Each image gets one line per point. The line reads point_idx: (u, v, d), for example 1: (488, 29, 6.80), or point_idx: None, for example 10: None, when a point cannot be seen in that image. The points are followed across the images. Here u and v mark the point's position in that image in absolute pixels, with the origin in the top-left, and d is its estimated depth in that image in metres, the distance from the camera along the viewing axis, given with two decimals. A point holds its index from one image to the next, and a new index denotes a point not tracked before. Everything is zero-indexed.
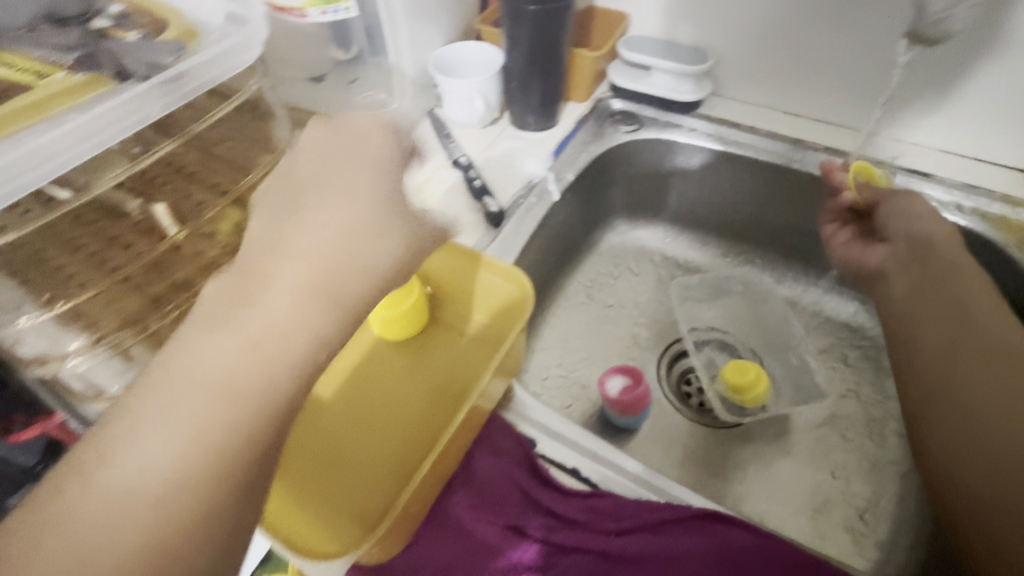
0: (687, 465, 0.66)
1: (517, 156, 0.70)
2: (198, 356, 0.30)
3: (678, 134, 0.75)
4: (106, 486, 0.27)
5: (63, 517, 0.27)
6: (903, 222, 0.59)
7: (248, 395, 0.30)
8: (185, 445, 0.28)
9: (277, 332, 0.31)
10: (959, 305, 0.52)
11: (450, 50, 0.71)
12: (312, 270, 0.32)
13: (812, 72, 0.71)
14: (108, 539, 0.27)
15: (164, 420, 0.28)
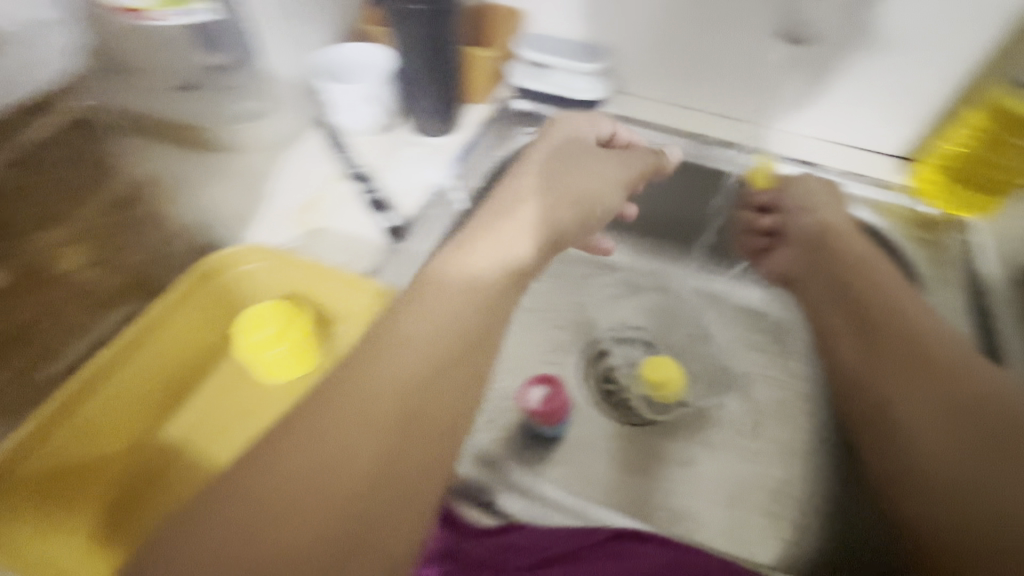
0: (609, 467, 0.64)
1: (414, 165, 0.64)
2: (456, 267, 0.37)
3: (580, 134, 0.72)
4: (398, 345, 0.31)
5: (377, 368, 0.30)
6: (801, 217, 0.63)
7: (476, 299, 0.35)
8: (446, 321, 0.33)
9: (521, 251, 0.40)
10: (874, 299, 0.52)
11: (332, 53, 0.65)
12: (528, 214, 0.43)
13: (702, 68, 0.69)
14: (388, 397, 0.29)
15: (435, 298, 0.34)
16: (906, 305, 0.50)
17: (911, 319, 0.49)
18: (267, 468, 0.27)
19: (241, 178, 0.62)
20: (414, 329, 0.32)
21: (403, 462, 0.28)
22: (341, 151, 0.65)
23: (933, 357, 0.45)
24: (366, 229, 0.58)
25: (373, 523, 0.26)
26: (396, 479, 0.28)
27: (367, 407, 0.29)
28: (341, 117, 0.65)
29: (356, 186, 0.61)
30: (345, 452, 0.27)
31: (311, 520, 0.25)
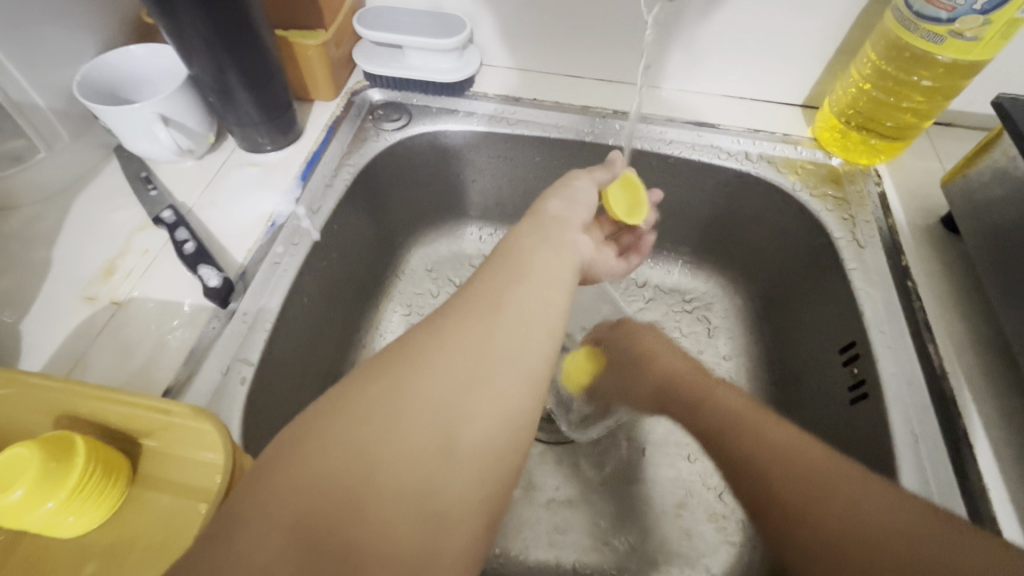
0: (543, 499, 0.58)
1: (248, 193, 0.53)
2: (517, 250, 0.39)
3: (454, 122, 0.62)
4: (477, 306, 0.33)
5: (463, 326, 0.32)
6: (640, 366, 0.49)
7: (546, 275, 0.38)
8: (522, 287, 0.35)
9: (567, 245, 0.42)
10: (721, 446, 0.38)
11: (110, 63, 0.49)
12: (563, 212, 0.45)
13: (578, 29, 0.60)
14: (478, 352, 0.31)
15: (507, 270, 0.37)
16: (747, 440, 0.36)
17: (754, 436, 0.36)
18: (369, 401, 0.27)
19: (15, 247, 0.48)
20: (491, 271, 0.36)
21: (497, 365, 0.31)
22: (148, 188, 0.50)
23: (785, 491, 0.32)
24: (189, 290, 0.45)
25: (466, 408, 0.29)
26: (490, 374, 0.30)
27: (467, 323, 0.32)
28: (136, 146, 0.50)
29: (166, 235, 0.47)
30: (452, 356, 0.30)
31: (423, 408, 0.28)
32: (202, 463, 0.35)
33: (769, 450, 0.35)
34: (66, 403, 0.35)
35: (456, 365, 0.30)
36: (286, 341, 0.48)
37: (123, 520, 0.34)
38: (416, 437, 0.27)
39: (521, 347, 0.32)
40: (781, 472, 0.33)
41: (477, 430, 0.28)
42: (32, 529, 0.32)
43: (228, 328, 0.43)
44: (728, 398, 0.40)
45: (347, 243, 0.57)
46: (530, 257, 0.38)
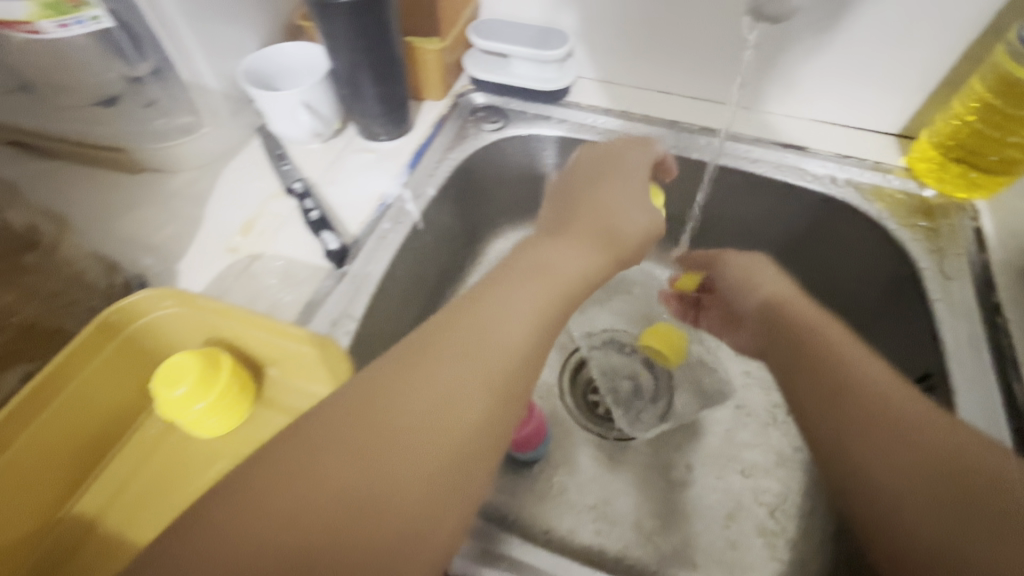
0: (591, 488, 0.60)
1: (364, 174, 0.60)
2: (516, 277, 0.38)
3: (547, 127, 0.66)
4: (469, 339, 0.33)
5: (447, 358, 0.32)
6: (745, 293, 0.53)
7: (545, 307, 0.37)
8: (515, 321, 0.35)
9: (581, 267, 0.41)
10: (820, 383, 0.41)
11: (266, 55, 0.58)
12: (582, 232, 0.44)
13: (674, 49, 0.63)
14: (456, 388, 0.31)
15: (506, 298, 0.36)
16: (857, 383, 0.39)
17: (863, 392, 0.39)
18: (341, 436, 0.28)
19: (174, 202, 0.57)
20: (487, 302, 0.36)
21: (470, 406, 0.31)
22: (282, 164, 0.59)
23: (886, 442, 0.36)
24: (309, 251, 0.53)
25: (432, 451, 0.28)
26: (463, 412, 0.30)
27: (452, 359, 0.32)
28: (278, 127, 0.59)
29: (295, 203, 0.55)
30: (428, 388, 0.30)
31: (397, 451, 0.28)
32: (316, 390, 0.41)
33: (873, 400, 0.38)
34: (219, 325, 0.42)
35: (427, 403, 0.30)
36: (383, 307, 0.54)
37: (246, 432, 0.41)
38: (376, 475, 0.27)
39: (498, 386, 0.32)
40: (882, 426, 0.36)
41: (443, 471, 0.28)
42: (183, 425, 0.39)
43: (339, 287, 0.50)
44: (844, 351, 0.42)
45: (440, 230, 0.64)
46: (529, 284, 0.38)
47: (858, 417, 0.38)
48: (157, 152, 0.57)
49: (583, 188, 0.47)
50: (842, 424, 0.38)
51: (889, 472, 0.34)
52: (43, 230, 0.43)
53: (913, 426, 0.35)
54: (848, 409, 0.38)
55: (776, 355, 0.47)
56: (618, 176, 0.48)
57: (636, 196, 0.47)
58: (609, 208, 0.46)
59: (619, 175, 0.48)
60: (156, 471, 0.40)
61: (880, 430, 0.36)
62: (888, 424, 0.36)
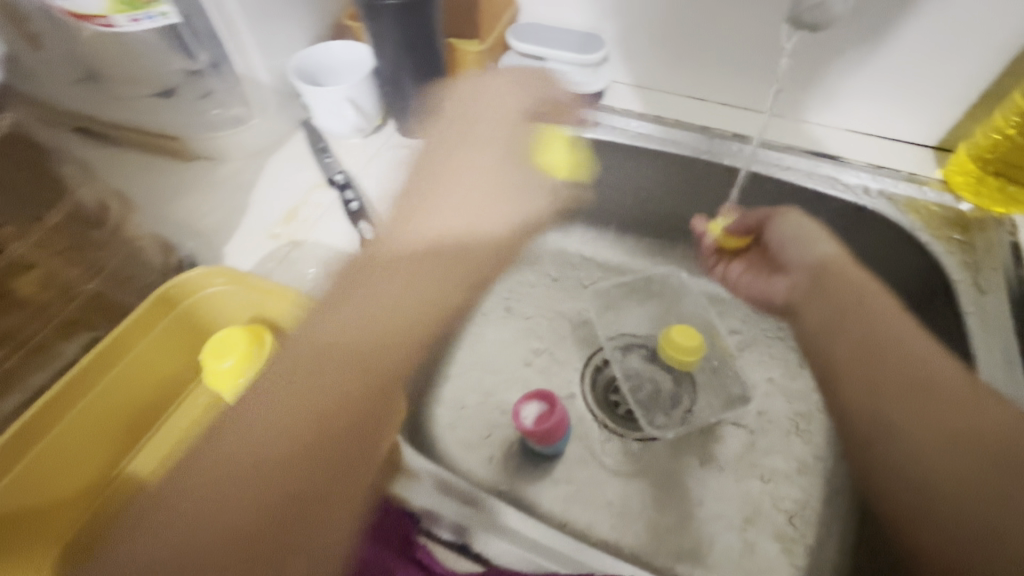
0: (610, 486, 0.61)
1: (401, 168, 0.62)
2: (332, 320, 0.43)
3: (579, 129, 0.68)
4: (251, 405, 0.38)
5: (252, 409, 0.39)
6: (799, 250, 0.52)
7: (367, 358, 0.42)
8: (307, 376, 0.40)
9: (398, 315, 0.45)
10: (863, 360, 0.46)
11: (313, 52, 0.61)
12: (422, 263, 0.50)
13: (710, 56, 0.64)
14: (279, 426, 0.38)
15: (316, 354, 0.42)
16: (899, 354, 0.45)
17: (908, 366, 0.44)
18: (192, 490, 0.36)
19: (222, 190, 0.60)
20: (343, 299, 0.45)
21: (320, 407, 0.39)
22: (324, 156, 0.61)
23: (902, 405, 0.43)
24: (347, 240, 0.55)
25: (259, 488, 0.36)
26: (260, 462, 0.37)
27: (235, 428, 0.38)
28: (324, 121, 0.62)
29: (335, 194, 0.58)
30: (249, 441, 0.37)
31: (205, 488, 0.36)
32: None
33: (910, 373, 0.44)
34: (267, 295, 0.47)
35: (308, 410, 0.39)
36: None
37: None
38: (293, 460, 0.37)
39: (286, 432, 0.38)
40: (915, 396, 0.43)
41: (315, 457, 0.38)
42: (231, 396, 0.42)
43: None
44: (895, 324, 0.46)
45: None
46: (337, 332, 0.43)
47: (903, 390, 0.44)
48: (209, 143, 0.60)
49: (440, 174, 0.59)
50: (875, 396, 0.45)
51: (913, 435, 0.42)
52: (108, 211, 0.47)
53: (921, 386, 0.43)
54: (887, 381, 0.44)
55: (813, 328, 0.51)
56: (397, 221, 0.52)
57: (524, 173, 0.59)
58: (404, 246, 0.51)
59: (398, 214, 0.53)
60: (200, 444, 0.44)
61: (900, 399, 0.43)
62: (905, 390, 0.43)
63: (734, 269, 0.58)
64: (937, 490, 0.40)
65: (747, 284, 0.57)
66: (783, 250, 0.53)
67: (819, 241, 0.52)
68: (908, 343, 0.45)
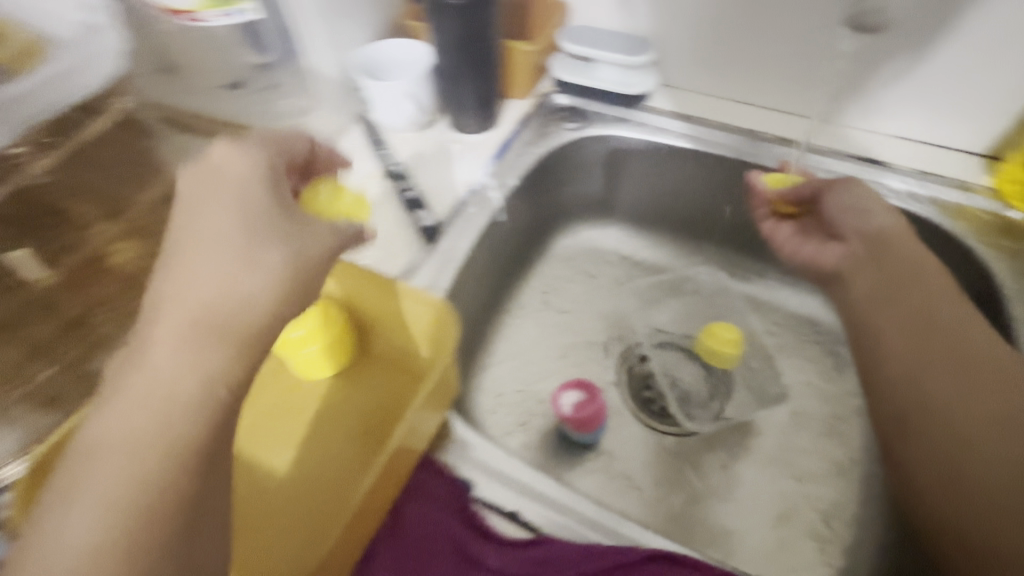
0: (645, 478, 0.62)
1: (453, 161, 0.65)
2: (161, 359, 0.30)
3: (624, 130, 0.70)
4: (90, 445, 0.28)
5: (77, 481, 0.27)
6: (856, 218, 0.52)
7: (208, 393, 0.30)
8: (152, 404, 0.29)
9: (232, 304, 0.32)
10: (911, 328, 0.46)
11: (375, 48, 0.64)
12: (216, 292, 0.32)
13: (758, 59, 0.66)
14: (114, 489, 0.27)
15: (139, 386, 0.30)
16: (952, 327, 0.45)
17: (958, 337, 0.44)
18: None
19: None
20: (135, 363, 0.30)
21: (151, 456, 0.28)
22: (380, 148, 0.64)
23: (951, 374, 0.43)
24: (402, 226, 0.58)
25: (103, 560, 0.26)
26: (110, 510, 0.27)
27: (71, 494, 0.27)
28: (381, 114, 0.65)
29: (392, 184, 0.61)
30: (87, 509, 0.27)
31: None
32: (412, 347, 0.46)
33: (962, 344, 0.44)
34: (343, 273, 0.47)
35: (134, 481, 0.27)
36: (464, 283, 0.58)
37: (344, 378, 0.46)
38: (146, 528, 0.27)
39: (137, 468, 0.28)
40: (966, 365, 0.43)
41: (173, 504, 0.28)
42: (298, 363, 0.45)
43: (429, 261, 0.55)
44: (951, 307, 0.46)
45: (515, 220, 0.68)
46: (159, 368, 0.30)
47: (950, 359, 0.43)
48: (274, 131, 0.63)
49: (206, 226, 0.33)
50: (920, 364, 0.44)
51: (957, 401, 0.42)
52: None
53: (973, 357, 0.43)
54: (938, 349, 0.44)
55: (858, 298, 0.50)
56: (195, 217, 0.34)
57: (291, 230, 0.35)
58: (213, 246, 0.33)
59: (208, 196, 0.35)
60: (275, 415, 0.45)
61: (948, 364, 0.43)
62: (955, 359, 0.43)
63: (784, 229, 0.59)
64: (979, 468, 0.40)
65: (795, 246, 0.58)
66: (841, 219, 0.53)
67: (881, 211, 0.52)
68: (960, 326, 0.45)
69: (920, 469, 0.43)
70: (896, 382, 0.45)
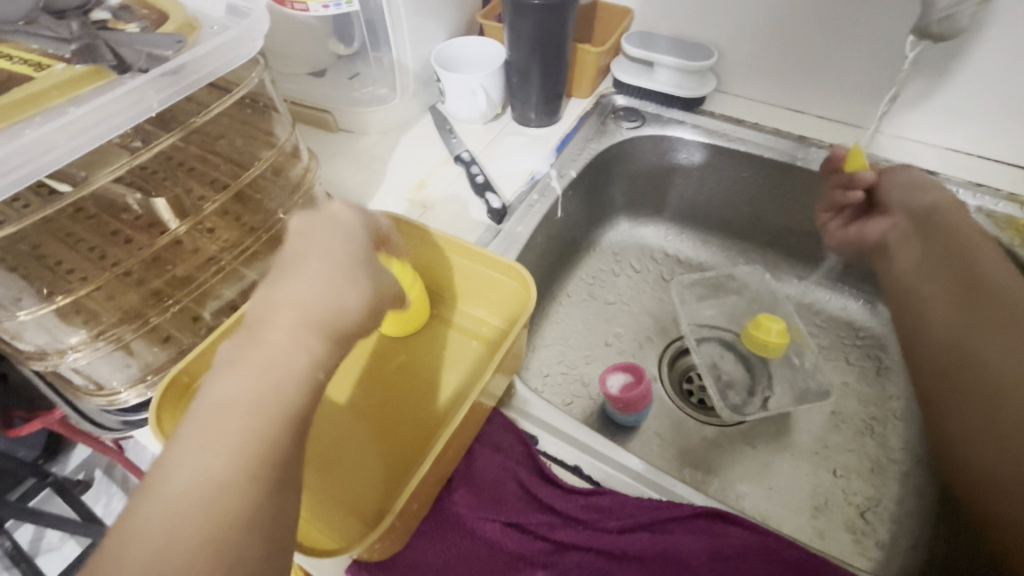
0: (685, 462, 0.64)
1: (518, 152, 0.69)
2: (271, 338, 0.33)
3: (680, 131, 0.73)
4: (207, 405, 0.32)
5: (195, 432, 0.31)
6: (906, 194, 0.56)
7: (307, 369, 0.33)
8: (258, 377, 0.32)
9: (331, 303, 0.35)
10: (955, 287, 0.49)
11: (452, 45, 0.71)
12: (317, 292, 0.35)
13: (814, 70, 0.69)
14: (229, 438, 0.31)
15: (248, 359, 0.33)
16: (997, 288, 0.47)
17: (1004, 294, 0.47)
18: (142, 519, 0.29)
19: (363, 157, 0.69)
20: (243, 348, 0.33)
21: (265, 417, 0.31)
22: (451, 137, 0.69)
23: (990, 327, 0.46)
24: (472, 207, 0.63)
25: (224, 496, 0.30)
26: (225, 458, 0.30)
27: (193, 442, 0.31)
28: (454, 105, 0.70)
29: (462, 169, 0.66)
30: (207, 455, 0.30)
31: (167, 506, 0.29)
32: (483, 314, 0.51)
33: (1009, 301, 0.46)
34: (431, 239, 0.50)
35: (252, 436, 0.31)
36: (524, 263, 0.63)
37: (421, 338, 0.51)
38: (252, 483, 0.30)
39: (250, 424, 0.31)
40: (1006, 318, 0.46)
41: (275, 467, 0.31)
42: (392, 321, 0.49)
43: (494, 240, 0.59)
44: (995, 268, 0.48)
45: (571, 210, 0.72)
46: (267, 346, 0.33)
47: (997, 317, 0.46)
48: (354, 116, 0.69)
49: (312, 243, 0.37)
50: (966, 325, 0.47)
51: (996, 358, 0.45)
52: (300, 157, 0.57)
53: (1014, 315, 0.45)
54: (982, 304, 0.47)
55: (907, 258, 0.54)
56: (302, 240, 0.37)
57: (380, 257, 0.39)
58: (319, 257, 0.36)
59: (314, 220, 0.39)
60: (373, 369, 0.49)
61: (989, 325, 0.46)
62: (998, 320, 0.46)
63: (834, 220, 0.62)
64: (1010, 417, 0.43)
65: (840, 232, 0.61)
66: (889, 194, 0.57)
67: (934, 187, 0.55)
68: (1010, 287, 0.47)
69: (954, 432, 0.46)
70: (937, 348, 0.49)
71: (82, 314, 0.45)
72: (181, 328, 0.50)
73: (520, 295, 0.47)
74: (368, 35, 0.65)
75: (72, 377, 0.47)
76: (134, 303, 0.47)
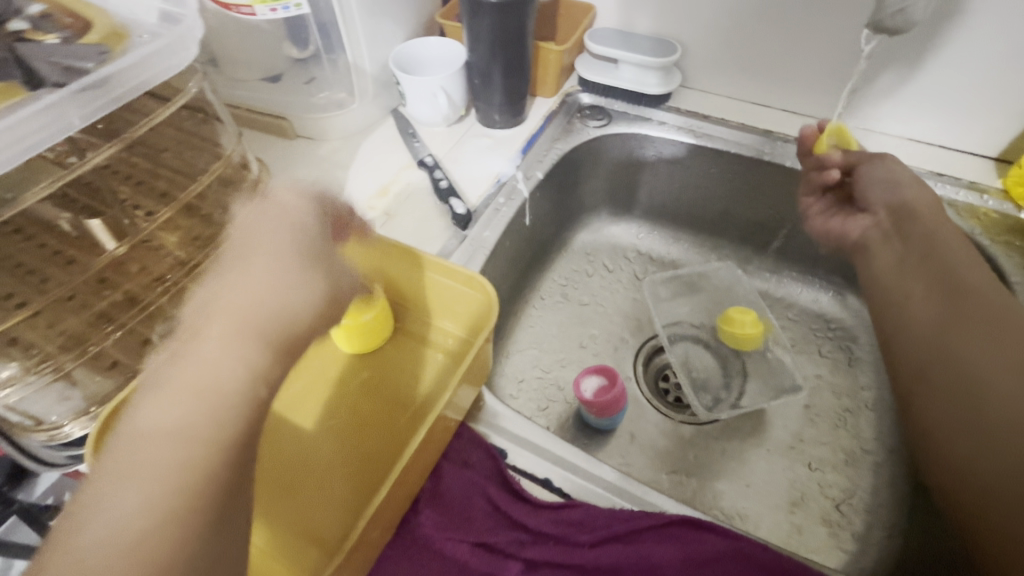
0: (662, 462, 0.64)
1: (483, 154, 0.68)
2: (207, 346, 0.31)
3: (647, 128, 0.72)
4: (142, 418, 0.30)
5: (128, 448, 0.29)
6: (885, 191, 0.56)
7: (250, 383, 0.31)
8: (195, 389, 0.30)
9: (274, 312, 0.32)
10: (941, 286, 0.49)
11: (413, 46, 0.69)
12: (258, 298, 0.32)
13: (776, 64, 0.69)
14: (164, 456, 0.29)
15: (182, 369, 0.30)
16: (975, 292, 0.47)
17: (982, 298, 0.47)
18: (71, 538, 0.27)
19: (322, 165, 0.66)
20: (178, 358, 0.31)
21: (202, 433, 0.29)
22: (414, 141, 0.67)
23: (970, 326, 0.46)
24: (437, 213, 0.61)
25: (159, 517, 0.28)
26: (159, 476, 0.28)
27: (126, 458, 0.29)
28: (416, 108, 0.68)
29: (425, 173, 0.64)
30: (140, 474, 0.28)
31: (93, 530, 0.27)
32: (449, 326, 0.49)
33: (987, 304, 0.46)
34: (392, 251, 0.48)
35: (190, 453, 0.29)
36: (492, 269, 0.61)
37: (385, 355, 0.49)
38: (187, 507, 0.28)
39: (187, 440, 0.29)
40: (986, 319, 0.45)
41: (212, 489, 0.29)
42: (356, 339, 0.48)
43: (461, 247, 0.58)
44: (972, 273, 0.48)
45: (540, 212, 0.70)
46: (203, 357, 0.31)
47: (977, 317, 0.46)
48: (312, 123, 0.67)
49: (256, 239, 0.34)
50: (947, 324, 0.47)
51: (982, 357, 0.44)
52: (250, 169, 0.54)
53: (995, 317, 0.45)
54: (962, 304, 0.47)
55: (891, 253, 0.54)
56: (247, 235, 0.34)
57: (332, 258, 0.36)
58: (262, 257, 0.33)
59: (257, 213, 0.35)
60: (335, 391, 0.47)
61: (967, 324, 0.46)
62: (975, 319, 0.46)
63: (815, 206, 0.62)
64: (996, 418, 0.42)
65: (823, 222, 0.61)
66: (869, 190, 0.57)
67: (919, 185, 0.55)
68: (991, 292, 0.47)
69: (935, 427, 0.46)
70: (915, 341, 0.49)
71: (17, 346, 0.43)
72: (130, 356, 0.47)
73: (484, 306, 0.46)
74: (322, 38, 0.63)
75: (7, 414, 0.44)
76: (76, 329, 0.46)
